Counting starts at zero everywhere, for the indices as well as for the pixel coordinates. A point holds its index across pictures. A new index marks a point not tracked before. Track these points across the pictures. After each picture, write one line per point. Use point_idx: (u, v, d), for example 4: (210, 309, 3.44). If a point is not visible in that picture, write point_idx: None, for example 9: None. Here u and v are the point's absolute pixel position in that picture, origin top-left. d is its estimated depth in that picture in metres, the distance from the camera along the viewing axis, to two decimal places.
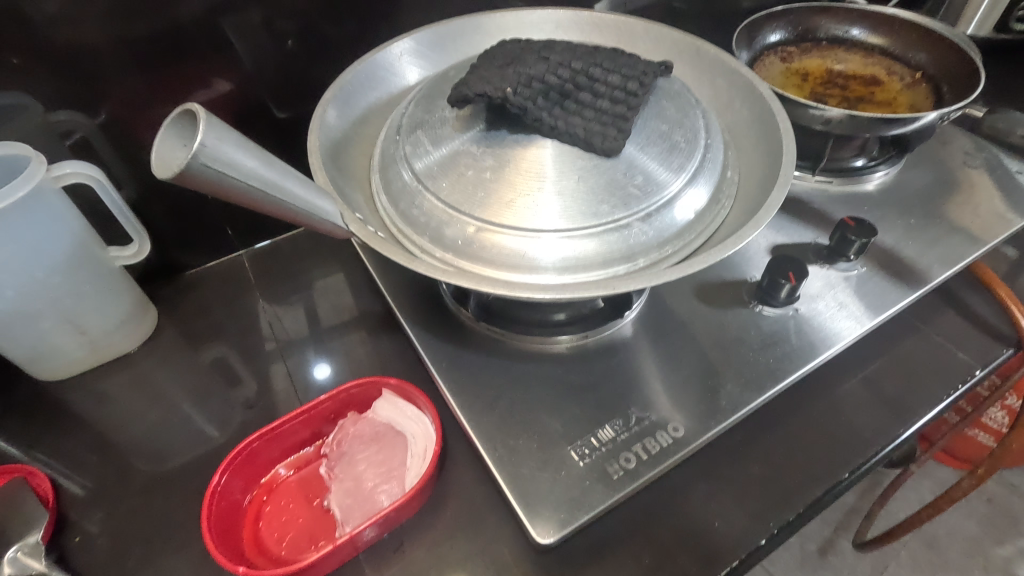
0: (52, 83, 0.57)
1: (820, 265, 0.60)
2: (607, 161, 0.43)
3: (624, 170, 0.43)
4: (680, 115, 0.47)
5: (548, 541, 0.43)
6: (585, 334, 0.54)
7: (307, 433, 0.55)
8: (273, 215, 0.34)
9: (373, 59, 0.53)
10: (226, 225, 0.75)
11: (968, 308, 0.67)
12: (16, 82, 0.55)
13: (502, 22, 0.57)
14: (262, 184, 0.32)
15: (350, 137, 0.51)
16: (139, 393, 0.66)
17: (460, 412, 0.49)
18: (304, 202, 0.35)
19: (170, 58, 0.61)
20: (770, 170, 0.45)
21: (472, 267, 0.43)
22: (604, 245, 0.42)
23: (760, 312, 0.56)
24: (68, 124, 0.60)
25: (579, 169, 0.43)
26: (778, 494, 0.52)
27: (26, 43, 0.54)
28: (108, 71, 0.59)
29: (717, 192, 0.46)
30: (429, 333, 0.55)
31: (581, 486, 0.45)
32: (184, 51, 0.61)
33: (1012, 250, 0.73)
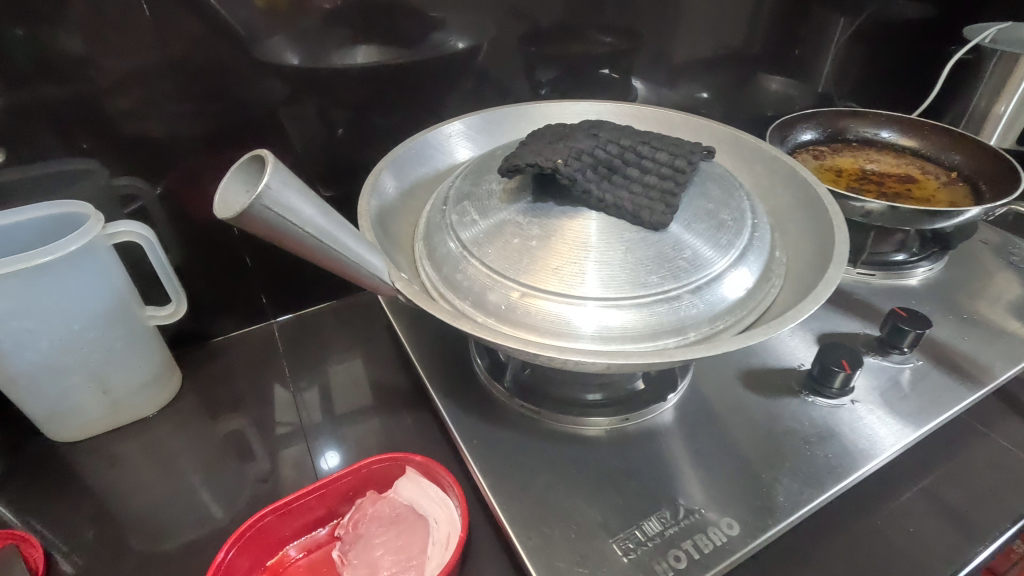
0: (122, 151, 0.60)
1: (872, 356, 0.57)
2: (655, 235, 0.43)
3: (673, 244, 0.43)
4: (725, 195, 0.47)
5: None
6: (625, 417, 0.50)
7: (322, 511, 0.51)
8: (323, 266, 0.34)
9: (425, 137, 0.56)
10: (261, 294, 0.75)
11: None
12: (88, 148, 0.58)
13: (548, 110, 0.60)
14: (318, 233, 0.32)
15: (397, 203, 0.52)
16: (150, 460, 0.63)
17: (491, 494, 0.46)
18: (354, 255, 0.35)
19: (233, 135, 0.65)
20: (823, 250, 0.44)
21: (515, 334, 0.42)
22: (652, 317, 0.41)
23: (813, 403, 0.52)
24: (128, 189, 0.62)
25: (626, 240, 0.42)
26: None
27: (104, 115, 0.58)
28: (174, 143, 0.62)
29: (766, 271, 0.45)
30: (460, 408, 0.52)
31: None
32: (247, 130, 0.66)
33: None
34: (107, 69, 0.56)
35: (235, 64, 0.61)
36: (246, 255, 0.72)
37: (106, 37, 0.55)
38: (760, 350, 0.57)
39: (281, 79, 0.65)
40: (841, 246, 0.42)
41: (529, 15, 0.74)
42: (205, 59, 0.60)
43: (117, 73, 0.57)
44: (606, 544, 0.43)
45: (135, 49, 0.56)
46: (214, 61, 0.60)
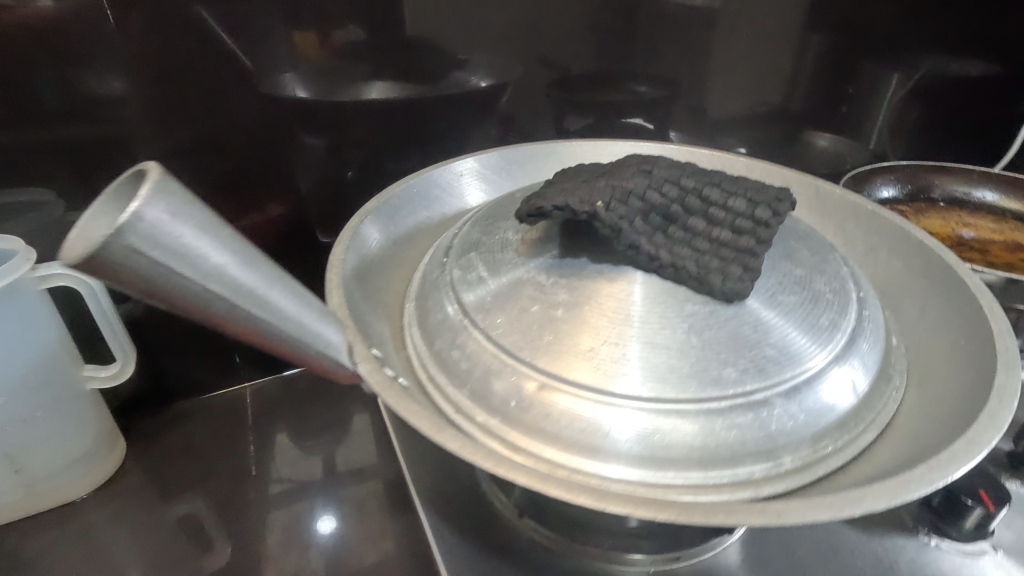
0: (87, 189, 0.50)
1: (1010, 481, 0.42)
2: (729, 311, 0.31)
3: (755, 326, 0.30)
4: (818, 259, 0.35)
5: None
6: (675, 554, 0.37)
7: None
8: (245, 341, 0.23)
9: (428, 177, 0.46)
10: (235, 352, 0.64)
11: None
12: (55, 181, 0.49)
13: (580, 150, 0.50)
14: (233, 293, 0.21)
15: (388, 258, 0.41)
16: (69, 561, 0.50)
17: None
18: (294, 326, 0.23)
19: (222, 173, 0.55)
20: (973, 344, 0.31)
21: (526, 444, 0.29)
22: (729, 433, 0.28)
23: (936, 547, 0.37)
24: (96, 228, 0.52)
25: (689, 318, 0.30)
26: None
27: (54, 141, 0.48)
28: None
29: (884, 366, 0.32)
30: (452, 525, 0.39)
31: None
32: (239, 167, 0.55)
33: None
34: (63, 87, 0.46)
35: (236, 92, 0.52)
36: None
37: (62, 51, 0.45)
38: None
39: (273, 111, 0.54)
40: (1003, 337, 0.30)
41: (577, 51, 0.62)
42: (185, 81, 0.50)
43: (74, 95, 0.47)
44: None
45: (102, 70, 0.47)
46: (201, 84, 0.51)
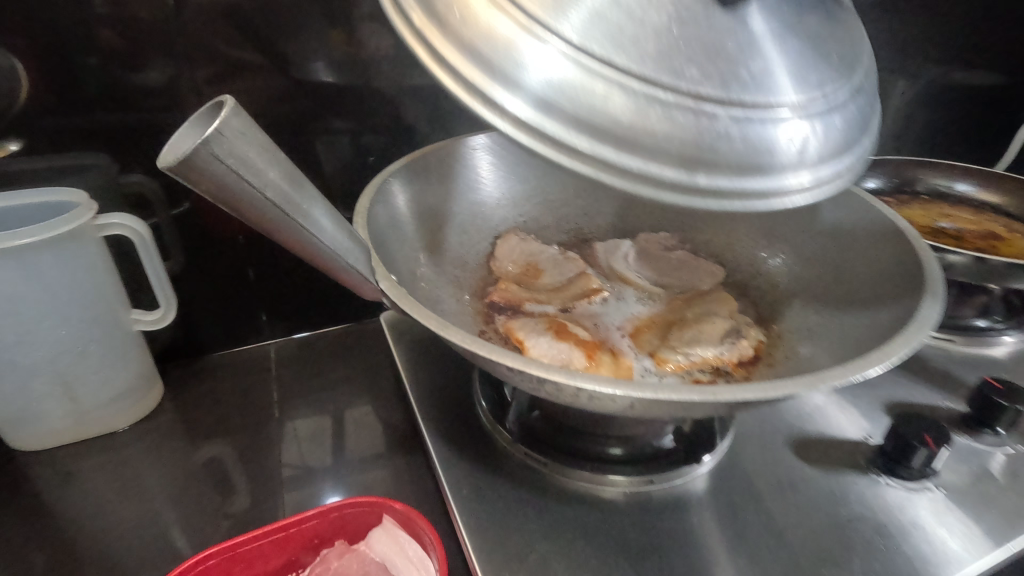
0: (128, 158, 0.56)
1: (964, 436, 0.46)
2: (713, 20, 0.31)
3: (733, 41, 0.30)
4: (826, 31, 0.34)
5: None
6: (649, 479, 0.41)
7: (280, 561, 0.43)
8: (290, 247, 0.29)
9: (457, 141, 0.50)
10: (261, 309, 0.70)
11: None
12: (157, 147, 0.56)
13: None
14: (279, 202, 0.26)
15: (411, 211, 0.45)
16: (109, 481, 0.56)
17: (474, 555, 0.37)
18: (329, 240, 0.29)
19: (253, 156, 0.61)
20: (908, 294, 0.37)
21: (449, 58, 0.30)
22: (660, 124, 0.29)
23: (886, 486, 0.42)
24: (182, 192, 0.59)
25: (665, 13, 0.30)
26: None
27: (113, 108, 0.53)
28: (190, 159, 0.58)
29: (840, 143, 0.33)
30: (454, 448, 0.44)
31: None
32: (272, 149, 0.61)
33: None
34: (119, 64, 0.51)
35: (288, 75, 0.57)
36: (251, 269, 0.67)
37: (122, 28, 0.50)
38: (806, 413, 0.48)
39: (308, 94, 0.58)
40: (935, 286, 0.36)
41: None
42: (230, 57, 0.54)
43: (128, 67, 0.52)
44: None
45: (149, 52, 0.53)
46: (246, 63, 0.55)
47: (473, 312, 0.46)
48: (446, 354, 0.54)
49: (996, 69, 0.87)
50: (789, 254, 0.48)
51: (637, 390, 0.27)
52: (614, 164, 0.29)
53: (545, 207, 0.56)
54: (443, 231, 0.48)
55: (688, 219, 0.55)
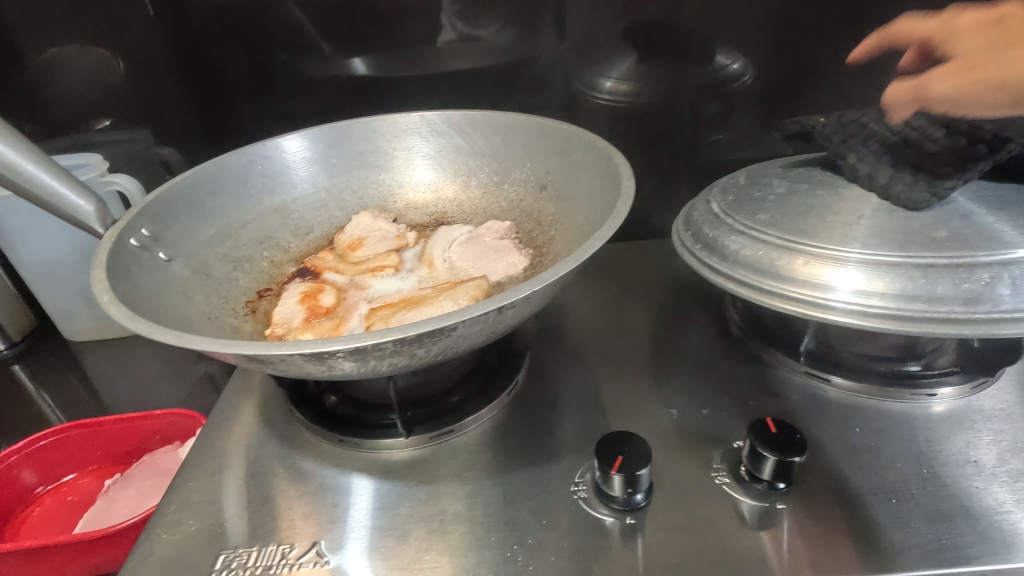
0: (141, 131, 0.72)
1: (717, 477, 0.41)
2: (896, 241, 0.38)
3: (968, 258, 0.36)
4: (993, 240, 0.36)
5: None
6: (431, 437, 0.45)
7: (128, 446, 0.55)
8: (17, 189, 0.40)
9: (331, 126, 0.58)
10: None
11: None
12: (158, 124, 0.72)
13: (463, 123, 0.58)
14: None
15: (261, 178, 0.55)
16: (105, 376, 0.75)
17: (193, 470, 0.45)
18: (46, 189, 0.40)
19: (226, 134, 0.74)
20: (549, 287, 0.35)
21: (711, 260, 0.45)
22: (843, 226, 0.40)
23: (580, 503, 0.40)
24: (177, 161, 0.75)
25: (897, 222, 0.39)
26: None
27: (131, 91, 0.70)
28: (176, 134, 0.72)
29: (999, 256, 0.36)
30: (250, 390, 0.52)
31: None
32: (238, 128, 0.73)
33: None
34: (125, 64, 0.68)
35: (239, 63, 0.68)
36: None
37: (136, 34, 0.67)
38: (979, 529, 0.36)
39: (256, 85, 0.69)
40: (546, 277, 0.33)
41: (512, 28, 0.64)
42: (205, 55, 0.67)
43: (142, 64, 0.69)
44: (217, 554, 0.39)
45: (141, 46, 0.68)
46: (219, 62, 0.68)
47: (280, 274, 0.52)
48: None
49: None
50: (573, 247, 0.46)
51: (161, 332, 0.32)
52: (782, 294, 0.40)
53: (414, 188, 0.60)
54: (292, 201, 0.56)
55: (539, 207, 0.54)
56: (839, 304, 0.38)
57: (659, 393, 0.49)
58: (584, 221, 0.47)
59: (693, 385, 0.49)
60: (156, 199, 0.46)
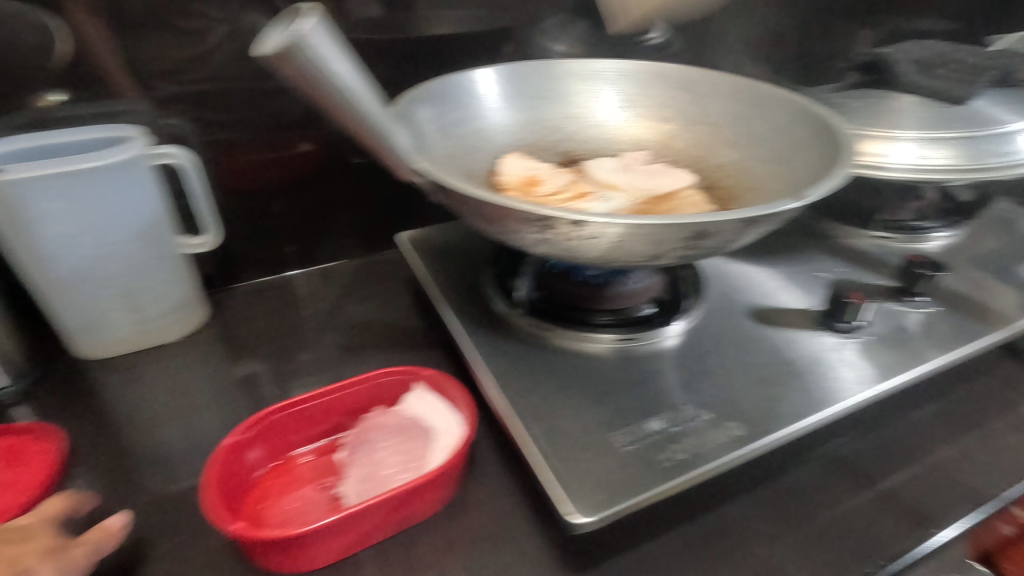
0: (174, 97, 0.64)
1: (888, 302, 0.57)
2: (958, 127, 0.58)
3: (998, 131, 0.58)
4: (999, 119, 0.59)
5: (584, 522, 0.36)
6: (631, 337, 0.51)
7: (329, 421, 0.52)
8: (346, 124, 0.37)
9: (491, 68, 0.60)
10: (287, 241, 0.78)
11: None
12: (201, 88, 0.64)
13: (607, 69, 0.64)
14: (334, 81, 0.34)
15: (430, 124, 0.53)
16: (168, 386, 0.64)
17: (496, 391, 0.45)
18: (383, 127, 0.38)
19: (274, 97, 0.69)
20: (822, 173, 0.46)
21: None
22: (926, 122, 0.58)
23: (822, 337, 0.52)
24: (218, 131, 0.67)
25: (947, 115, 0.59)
26: (839, 538, 0.46)
27: (174, 54, 0.62)
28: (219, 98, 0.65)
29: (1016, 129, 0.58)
30: (472, 325, 0.53)
31: (627, 469, 0.39)
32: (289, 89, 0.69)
33: None
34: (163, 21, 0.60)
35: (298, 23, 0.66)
36: (275, 202, 0.75)
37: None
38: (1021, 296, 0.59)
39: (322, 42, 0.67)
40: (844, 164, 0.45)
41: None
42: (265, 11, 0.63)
43: (192, 26, 0.62)
44: (608, 437, 0.42)
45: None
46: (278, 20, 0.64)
47: None
48: (458, 255, 0.63)
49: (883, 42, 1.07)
50: (743, 157, 0.58)
51: (617, 221, 0.36)
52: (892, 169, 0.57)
53: (564, 126, 0.65)
54: (452, 146, 0.56)
55: (661, 136, 0.64)
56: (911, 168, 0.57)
57: (788, 262, 0.64)
58: (741, 139, 0.59)
59: (805, 254, 0.65)
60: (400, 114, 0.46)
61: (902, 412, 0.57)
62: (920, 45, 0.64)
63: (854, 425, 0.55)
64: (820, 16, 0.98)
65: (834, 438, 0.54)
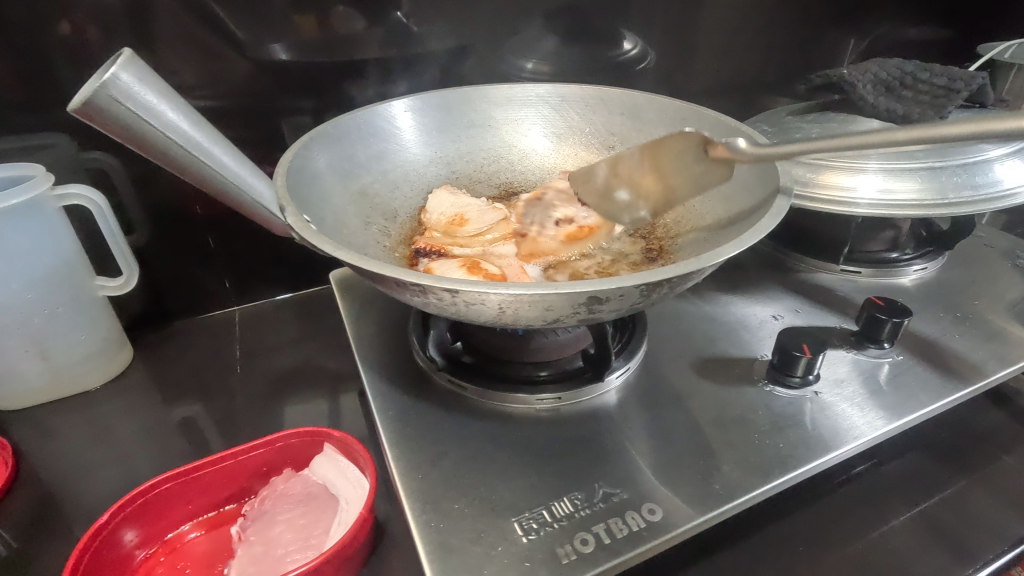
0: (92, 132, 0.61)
1: (849, 350, 0.52)
2: (923, 156, 0.53)
3: (970, 157, 0.52)
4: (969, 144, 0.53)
5: None
6: (559, 395, 0.46)
7: (229, 488, 0.47)
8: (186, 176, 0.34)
9: (419, 97, 0.57)
10: (225, 277, 0.75)
11: None
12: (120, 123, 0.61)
13: (548, 95, 0.60)
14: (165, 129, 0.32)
15: (341, 162, 0.50)
16: (84, 437, 0.60)
17: (395, 465, 0.41)
18: (232, 175, 0.35)
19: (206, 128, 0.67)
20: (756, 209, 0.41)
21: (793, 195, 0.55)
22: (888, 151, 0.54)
23: (771, 393, 0.48)
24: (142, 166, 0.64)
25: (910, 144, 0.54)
26: None
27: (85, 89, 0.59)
28: None
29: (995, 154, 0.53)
30: (386, 381, 0.49)
31: (519, 568, 0.34)
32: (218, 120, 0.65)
33: None
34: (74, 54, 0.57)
35: (225, 52, 0.62)
36: (210, 236, 0.72)
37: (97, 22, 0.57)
38: (1003, 341, 0.54)
39: (251, 71, 0.64)
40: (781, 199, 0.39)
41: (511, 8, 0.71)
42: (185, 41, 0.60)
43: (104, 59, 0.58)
44: (508, 523, 0.37)
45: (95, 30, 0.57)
46: (201, 50, 0.61)
47: (399, 256, 0.51)
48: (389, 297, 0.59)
49: (869, 52, 1.02)
50: None
51: (496, 287, 0.32)
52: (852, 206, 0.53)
53: (503, 156, 0.61)
54: (371, 183, 0.53)
55: None
56: (869, 204, 0.53)
57: (750, 301, 0.59)
58: None
59: (765, 291, 0.61)
60: (292, 162, 0.43)
61: (870, 469, 0.51)
62: (885, 64, 0.59)
63: (816, 484, 0.49)
64: (799, 26, 0.93)
65: (792, 503, 0.48)
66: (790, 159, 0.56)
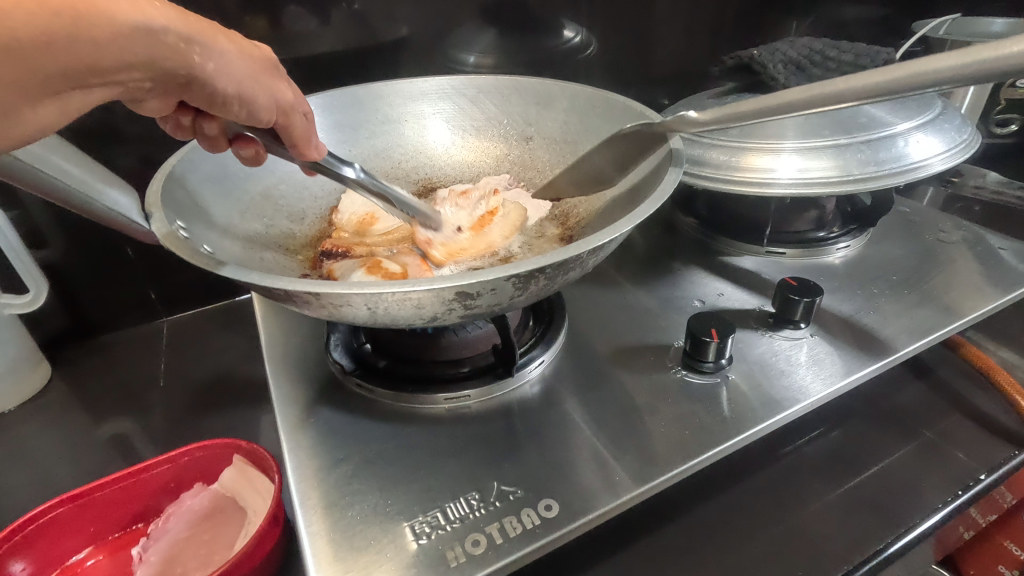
0: None
1: (766, 332, 0.52)
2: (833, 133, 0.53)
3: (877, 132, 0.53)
4: (874, 119, 0.54)
5: None
6: (467, 393, 0.45)
7: (134, 507, 0.46)
8: None
9: (325, 94, 0.56)
10: (150, 287, 0.73)
11: (951, 391, 0.57)
12: None
13: (462, 87, 0.59)
14: None
15: (236, 164, 0.48)
16: None
17: (293, 475, 0.39)
18: None
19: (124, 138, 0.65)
20: None
21: (711, 178, 0.54)
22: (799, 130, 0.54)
23: (685, 378, 0.47)
24: None
25: (819, 122, 0.54)
26: None
27: None
28: None
29: (901, 128, 0.53)
30: (295, 387, 0.47)
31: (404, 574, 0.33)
32: None
33: (995, 331, 0.62)
34: None
35: None
36: (128, 247, 0.69)
37: None
38: (921, 314, 0.54)
39: None
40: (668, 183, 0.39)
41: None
42: None
43: None
44: (400, 529, 0.36)
45: None
46: None
47: (302, 259, 0.49)
48: None
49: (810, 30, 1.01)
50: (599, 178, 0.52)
51: (358, 288, 0.30)
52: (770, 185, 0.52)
53: (420, 150, 0.60)
54: (274, 185, 0.51)
55: (526, 157, 0.59)
56: (787, 183, 0.52)
57: (675, 286, 0.59)
58: None
59: (691, 275, 0.60)
60: (173, 168, 0.42)
61: (792, 449, 0.51)
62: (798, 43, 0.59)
63: (737, 467, 0.49)
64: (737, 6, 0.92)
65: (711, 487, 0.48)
66: (707, 143, 0.56)
